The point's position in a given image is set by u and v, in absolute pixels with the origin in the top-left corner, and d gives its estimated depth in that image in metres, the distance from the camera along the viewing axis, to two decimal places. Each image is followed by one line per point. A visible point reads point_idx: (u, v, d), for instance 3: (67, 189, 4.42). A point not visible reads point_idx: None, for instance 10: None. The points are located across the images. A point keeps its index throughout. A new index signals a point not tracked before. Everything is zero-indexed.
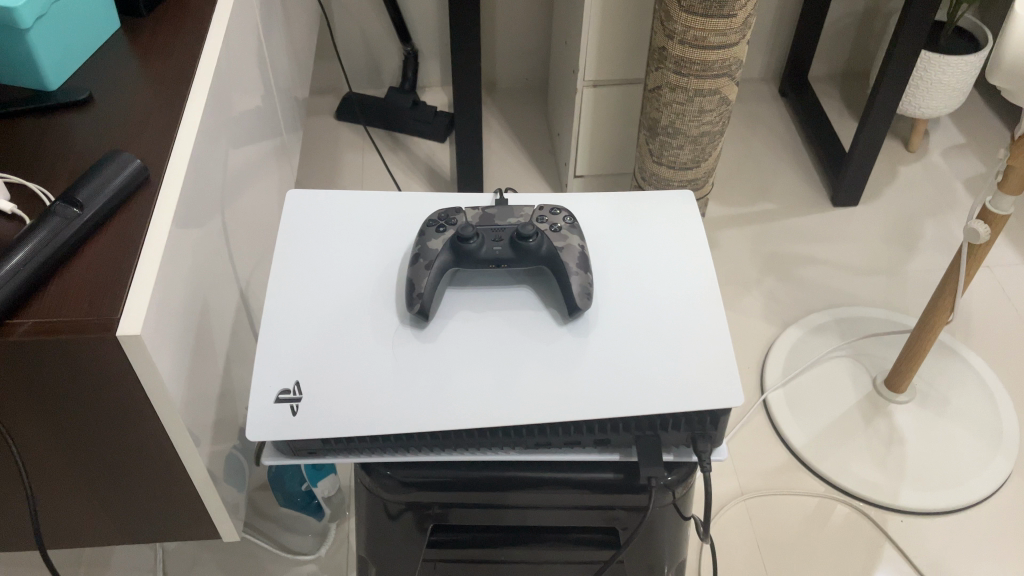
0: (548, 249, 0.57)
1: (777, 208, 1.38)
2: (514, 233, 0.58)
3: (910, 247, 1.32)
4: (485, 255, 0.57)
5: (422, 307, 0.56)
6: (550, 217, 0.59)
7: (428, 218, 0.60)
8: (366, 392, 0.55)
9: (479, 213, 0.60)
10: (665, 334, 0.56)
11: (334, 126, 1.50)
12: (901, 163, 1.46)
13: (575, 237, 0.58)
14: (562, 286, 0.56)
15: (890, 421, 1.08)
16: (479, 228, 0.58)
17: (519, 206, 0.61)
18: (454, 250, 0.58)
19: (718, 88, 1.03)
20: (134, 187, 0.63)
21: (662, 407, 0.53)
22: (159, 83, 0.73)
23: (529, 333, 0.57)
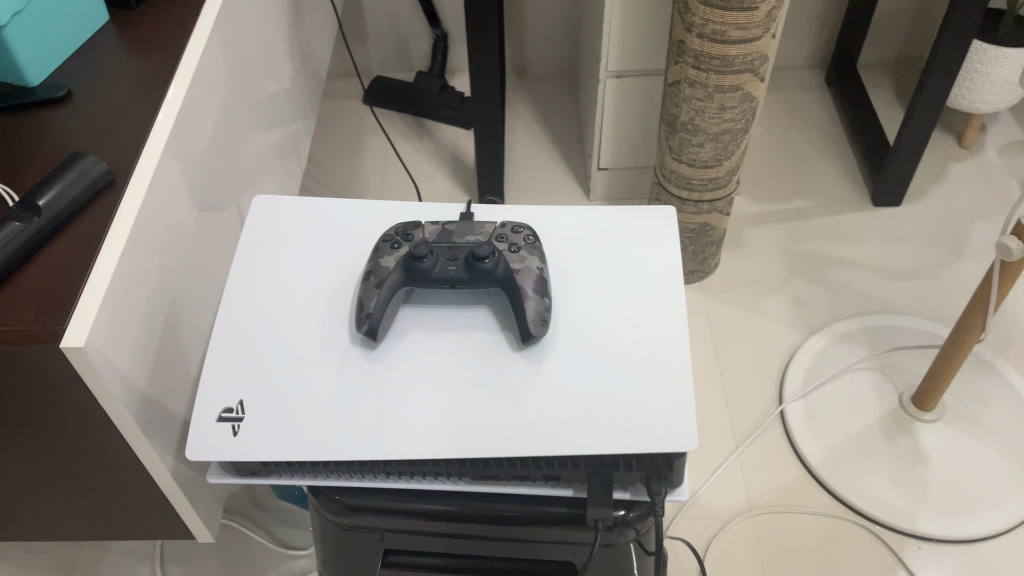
0: (504, 272, 0.54)
1: (813, 205, 1.31)
2: (469, 252, 0.54)
3: (955, 252, 1.24)
4: (438, 275, 0.54)
5: (370, 328, 0.54)
6: (511, 236, 0.56)
7: (385, 234, 0.57)
8: (307, 415, 0.53)
9: (437, 229, 0.57)
10: (624, 364, 0.53)
11: (360, 110, 1.48)
12: (953, 160, 1.37)
13: (534, 259, 0.55)
14: (517, 310, 0.53)
15: (915, 440, 1.02)
16: (434, 246, 0.55)
17: (483, 221, 0.58)
18: (407, 269, 0.55)
19: (740, 85, 0.97)
20: (98, 191, 0.63)
21: (610, 447, 0.49)
22: (141, 81, 0.72)
23: (482, 359, 0.54)
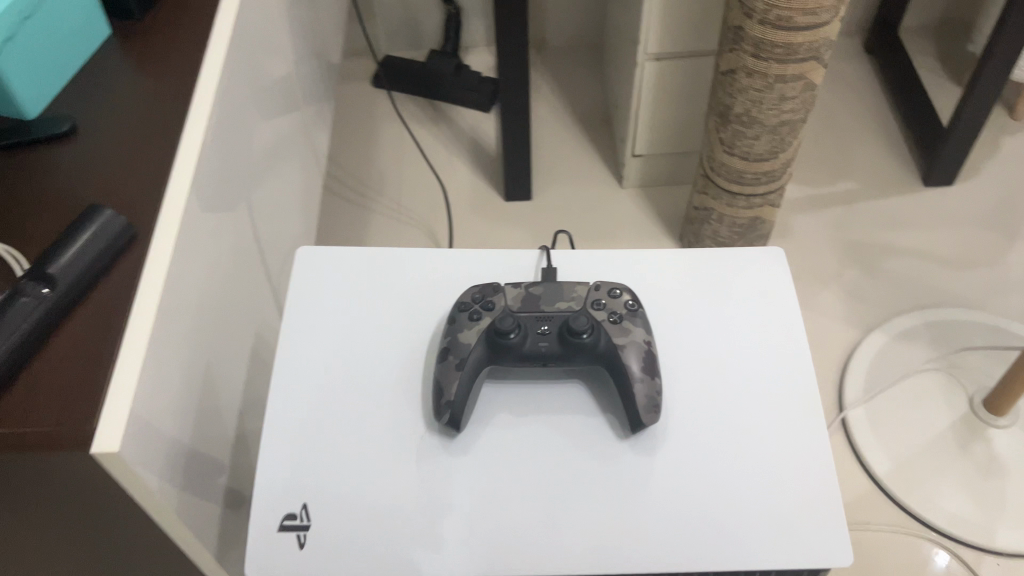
0: (606, 347, 0.46)
1: (860, 187, 1.23)
2: (565, 325, 0.47)
3: (1014, 235, 1.17)
4: (528, 351, 0.47)
5: (452, 418, 0.46)
6: (609, 301, 0.48)
7: (460, 299, 0.50)
8: (387, 520, 0.46)
9: (521, 294, 0.49)
10: (754, 455, 0.46)
11: (371, 93, 1.38)
12: (1005, 133, 1.29)
13: (638, 330, 0.47)
14: (624, 394, 0.46)
15: (988, 447, 0.96)
16: (521, 317, 0.48)
17: (571, 282, 0.50)
18: (491, 345, 0.47)
19: (803, 74, 0.88)
20: (118, 249, 0.54)
21: (753, 563, 0.42)
22: (154, 109, 0.63)
23: (583, 450, 0.47)
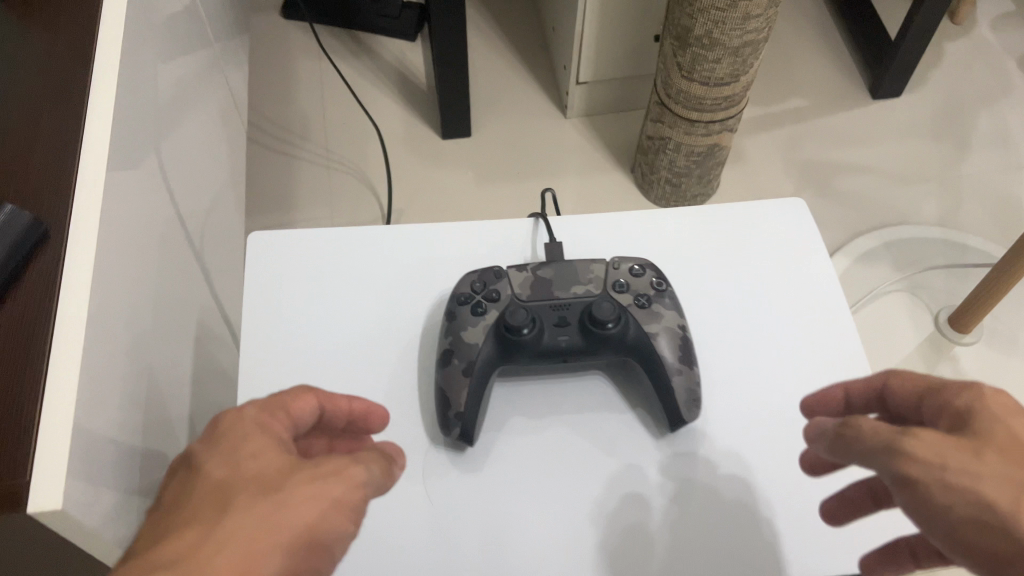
0: (636, 336, 0.41)
1: (809, 104, 1.19)
2: (587, 314, 0.41)
3: (963, 145, 1.15)
4: (547, 347, 0.41)
5: (462, 432, 0.39)
6: (632, 282, 0.42)
7: (456, 290, 0.43)
8: (410, 552, 0.40)
9: (528, 280, 0.43)
10: (803, 445, 0.43)
11: (282, 27, 1.25)
12: (947, 40, 1.27)
13: (669, 313, 0.42)
14: (660, 388, 0.40)
15: (958, 365, 0.95)
16: (534, 307, 0.41)
17: (582, 262, 0.44)
18: (502, 343, 0.41)
19: None
20: (27, 253, 0.44)
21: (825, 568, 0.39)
22: (48, 70, 0.52)
23: (613, 455, 0.42)
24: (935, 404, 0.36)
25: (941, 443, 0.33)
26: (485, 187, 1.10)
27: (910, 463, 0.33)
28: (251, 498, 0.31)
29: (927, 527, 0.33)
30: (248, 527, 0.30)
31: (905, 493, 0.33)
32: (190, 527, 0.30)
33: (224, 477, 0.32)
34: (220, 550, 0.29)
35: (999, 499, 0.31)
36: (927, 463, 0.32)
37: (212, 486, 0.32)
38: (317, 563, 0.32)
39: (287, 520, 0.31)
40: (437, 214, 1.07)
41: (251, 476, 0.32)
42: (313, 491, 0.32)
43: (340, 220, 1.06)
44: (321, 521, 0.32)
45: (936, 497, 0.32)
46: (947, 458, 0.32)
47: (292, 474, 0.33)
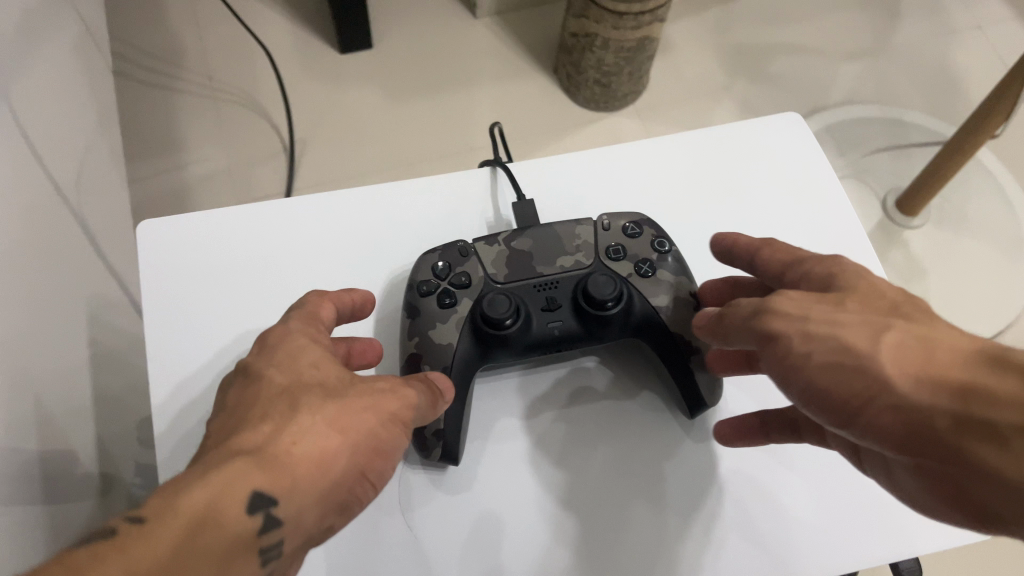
0: (641, 311, 0.38)
1: None
2: (581, 294, 0.38)
3: (894, 13, 1.10)
4: (538, 336, 0.38)
5: (446, 449, 0.36)
6: (626, 249, 0.39)
7: (419, 275, 0.39)
8: None
9: (505, 257, 0.39)
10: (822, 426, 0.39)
11: None
12: None
13: (671, 279, 0.39)
14: (669, 365, 0.38)
15: (906, 251, 0.93)
16: (517, 291, 0.38)
17: (562, 227, 0.40)
18: (485, 338, 0.37)
19: None
20: None
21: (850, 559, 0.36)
22: None
23: (620, 454, 0.39)
24: (798, 271, 0.32)
25: (812, 299, 0.29)
26: (395, 105, 0.99)
27: (777, 319, 0.29)
28: (320, 400, 0.28)
29: (787, 386, 0.29)
30: (325, 423, 0.27)
31: (767, 351, 0.29)
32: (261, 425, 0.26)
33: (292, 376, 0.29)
34: (298, 444, 0.26)
35: (864, 342, 0.27)
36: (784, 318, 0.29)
37: (277, 390, 0.28)
38: (387, 469, 0.29)
39: (358, 422, 0.28)
40: (348, 141, 0.96)
41: (316, 381, 0.29)
42: (383, 396, 0.29)
43: (237, 159, 0.94)
44: (383, 430, 0.29)
45: (794, 351, 0.28)
46: (814, 308, 0.29)
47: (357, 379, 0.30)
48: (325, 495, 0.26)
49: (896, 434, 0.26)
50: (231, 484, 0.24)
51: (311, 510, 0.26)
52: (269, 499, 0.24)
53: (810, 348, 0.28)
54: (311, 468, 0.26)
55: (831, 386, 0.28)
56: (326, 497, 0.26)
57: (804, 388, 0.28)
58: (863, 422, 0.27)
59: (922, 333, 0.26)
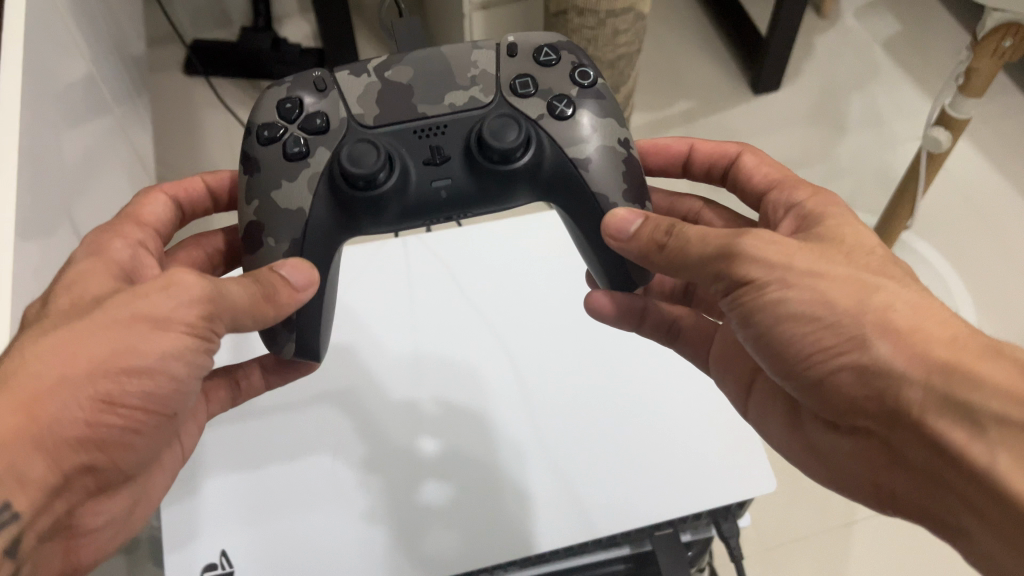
0: (553, 158, 0.54)
1: (695, 105, 1.27)
2: (474, 149, 0.53)
3: (839, 127, 1.25)
4: (433, 186, 0.54)
5: (299, 340, 0.54)
6: (524, 90, 0.55)
7: (309, 121, 0.53)
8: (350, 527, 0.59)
9: (403, 109, 0.54)
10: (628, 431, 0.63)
11: (184, 84, 1.28)
12: (818, 33, 1.36)
13: (583, 108, 0.55)
14: (573, 192, 0.55)
15: None
16: (398, 151, 0.53)
17: (459, 72, 0.55)
18: (361, 199, 0.52)
19: (632, 7, 0.91)
20: None
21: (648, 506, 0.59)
22: None
23: (471, 449, 0.62)
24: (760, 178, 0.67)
25: (789, 252, 0.46)
26: None
27: (754, 270, 0.46)
28: (24, 365, 0.42)
29: (759, 322, 0.47)
30: (40, 373, 0.42)
31: (748, 292, 0.47)
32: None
33: (50, 332, 0.44)
34: (2, 396, 0.41)
35: (839, 298, 0.44)
36: (763, 266, 0.46)
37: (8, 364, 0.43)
38: (119, 388, 0.44)
39: (72, 363, 0.43)
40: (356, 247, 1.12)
41: (36, 343, 0.44)
42: (133, 312, 0.45)
43: None
44: (109, 367, 0.44)
45: (772, 295, 0.46)
46: (792, 262, 0.46)
47: (106, 306, 0.45)
48: (41, 437, 0.42)
49: (856, 382, 0.44)
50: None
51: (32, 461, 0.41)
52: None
53: (784, 295, 0.46)
54: (18, 415, 0.41)
55: (805, 340, 0.46)
56: (52, 435, 0.42)
57: (771, 321, 0.47)
58: (831, 373, 0.45)
59: (907, 301, 0.44)
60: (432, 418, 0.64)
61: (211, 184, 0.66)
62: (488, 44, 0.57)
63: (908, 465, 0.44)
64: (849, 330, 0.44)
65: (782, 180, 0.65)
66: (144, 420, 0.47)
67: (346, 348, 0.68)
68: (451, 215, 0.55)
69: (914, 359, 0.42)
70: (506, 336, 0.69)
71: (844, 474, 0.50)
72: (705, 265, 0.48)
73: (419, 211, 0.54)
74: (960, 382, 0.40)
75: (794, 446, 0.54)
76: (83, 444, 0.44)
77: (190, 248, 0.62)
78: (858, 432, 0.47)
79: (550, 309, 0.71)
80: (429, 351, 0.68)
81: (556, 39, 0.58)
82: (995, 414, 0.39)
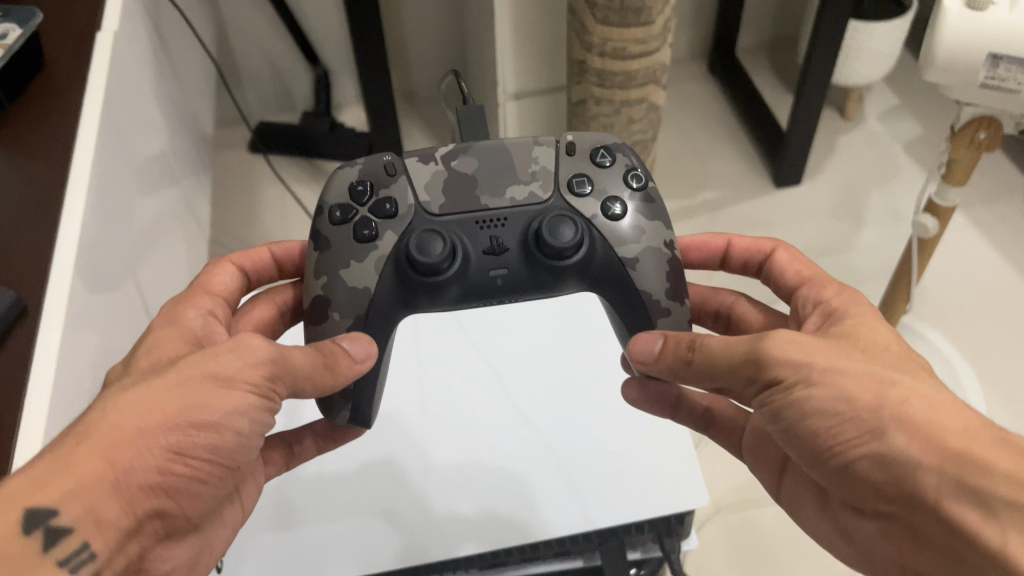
0: (604, 255, 0.59)
1: (719, 195, 1.34)
2: (530, 244, 0.58)
3: (857, 222, 1.30)
4: (489, 277, 0.58)
5: (354, 409, 0.58)
6: (581, 190, 0.59)
7: (381, 204, 0.59)
8: (368, 550, 0.68)
9: (467, 203, 0.59)
10: (606, 472, 0.72)
11: (249, 160, 1.42)
12: (840, 133, 1.43)
13: (631, 205, 0.60)
14: (620, 289, 0.59)
15: None
16: (462, 241, 0.58)
17: (521, 168, 0.60)
18: (425, 285, 0.57)
19: (644, 97, 1.02)
20: (10, 325, 0.59)
21: (608, 512, 0.69)
22: (32, 191, 0.68)
23: (497, 522, 0.69)
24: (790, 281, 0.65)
25: (810, 350, 0.49)
26: None
27: (780, 369, 0.49)
28: (100, 417, 0.46)
29: (785, 416, 0.50)
30: (119, 424, 0.46)
31: (778, 391, 0.49)
32: (70, 434, 0.45)
33: (126, 387, 0.48)
34: (78, 444, 0.45)
35: (858, 396, 0.47)
36: (790, 367, 0.49)
37: (80, 419, 0.46)
38: (189, 442, 0.48)
39: (149, 417, 0.47)
40: None
41: (113, 400, 0.47)
42: (205, 371, 0.49)
43: None
44: (176, 425, 0.47)
45: (797, 394, 0.49)
46: (812, 358, 0.49)
47: (177, 366, 0.49)
48: (115, 483, 0.45)
49: (874, 468, 0.46)
50: (14, 508, 0.42)
51: (107, 503, 0.45)
52: (49, 510, 0.43)
53: (806, 393, 0.48)
54: (97, 461, 0.45)
55: (826, 433, 0.48)
56: (127, 480, 0.45)
57: (796, 418, 0.49)
58: (852, 463, 0.47)
59: (925, 396, 0.46)
60: (462, 497, 0.71)
61: (277, 254, 0.72)
62: (548, 141, 0.62)
63: (928, 550, 0.45)
64: (869, 423, 0.46)
65: (808, 279, 0.63)
66: (210, 472, 0.50)
67: (386, 457, 0.74)
68: (503, 301, 0.60)
69: (931, 448, 0.43)
70: (539, 423, 0.76)
71: (876, 561, 0.50)
72: (738, 370, 0.51)
73: (477, 296, 0.58)
74: (971, 469, 0.42)
75: (830, 534, 0.54)
76: (155, 491, 0.47)
77: (263, 304, 0.69)
78: (880, 518, 0.48)
79: (571, 389, 0.79)
80: (465, 449, 0.74)
81: (612, 140, 0.63)
82: (1005, 497, 0.40)
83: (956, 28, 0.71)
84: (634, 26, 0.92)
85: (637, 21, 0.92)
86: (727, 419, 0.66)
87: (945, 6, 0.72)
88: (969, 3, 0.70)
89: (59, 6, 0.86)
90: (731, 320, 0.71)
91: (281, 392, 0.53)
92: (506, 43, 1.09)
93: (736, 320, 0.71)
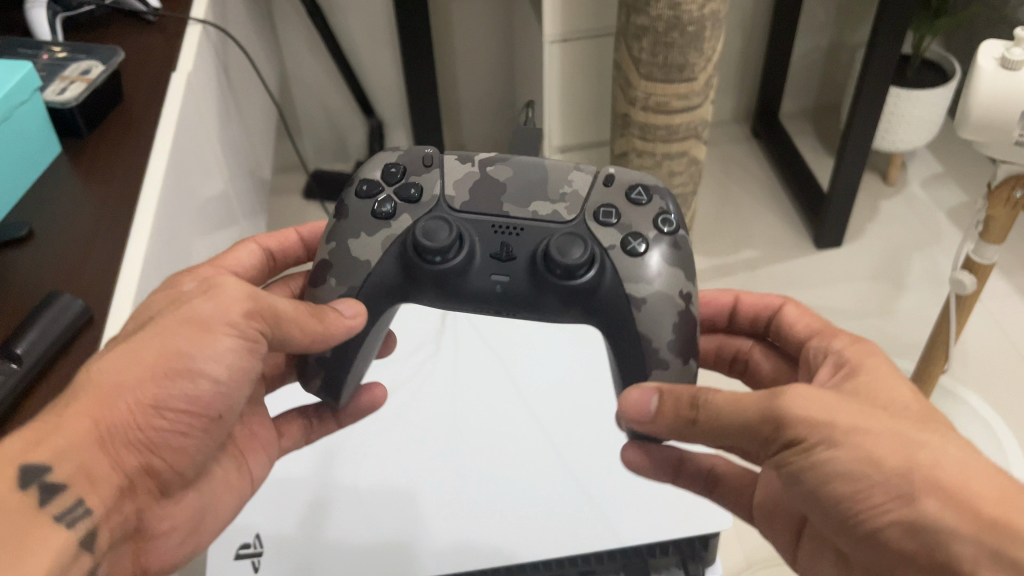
0: (611, 282, 0.59)
1: (759, 253, 1.36)
2: (535, 258, 0.60)
3: (898, 284, 1.30)
4: (481, 281, 0.60)
5: (324, 378, 0.61)
6: (604, 218, 0.61)
7: (410, 183, 0.63)
8: (353, 559, 0.69)
9: (490, 202, 0.62)
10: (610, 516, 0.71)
11: (303, 205, 1.47)
12: (883, 198, 1.44)
13: (655, 251, 0.60)
14: (622, 319, 0.59)
15: None
16: (472, 239, 0.61)
17: (552, 185, 0.62)
18: (425, 273, 0.60)
19: (686, 150, 1.06)
20: (76, 331, 0.62)
21: (626, 534, 0.70)
22: (103, 210, 0.73)
23: (474, 548, 0.69)
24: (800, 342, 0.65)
25: (834, 407, 0.49)
26: None
27: (796, 430, 0.49)
28: (89, 375, 0.49)
29: (815, 476, 0.49)
30: (104, 380, 0.49)
31: (796, 449, 0.49)
32: (64, 399, 0.48)
33: (111, 346, 0.52)
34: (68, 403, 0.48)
35: (886, 459, 0.47)
36: (813, 429, 0.49)
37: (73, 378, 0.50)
38: (168, 392, 0.51)
39: (131, 370, 0.50)
40: None
41: (99, 358, 0.50)
42: (181, 317, 0.52)
43: None
44: (158, 378, 0.50)
45: (818, 456, 0.48)
46: (836, 416, 0.49)
47: (160, 319, 0.52)
48: (98, 432, 0.48)
49: (902, 531, 0.46)
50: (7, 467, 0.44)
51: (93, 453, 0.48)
52: (41, 467, 0.45)
53: (831, 456, 0.48)
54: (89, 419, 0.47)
55: (851, 499, 0.47)
56: (111, 434, 0.48)
57: (818, 481, 0.49)
58: (880, 531, 0.47)
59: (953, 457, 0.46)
60: (456, 518, 0.71)
61: (303, 236, 0.75)
62: (589, 170, 0.64)
63: None
64: (897, 488, 0.46)
65: (821, 332, 0.63)
66: (190, 423, 0.53)
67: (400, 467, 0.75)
68: (500, 308, 0.62)
69: (963, 515, 0.44)
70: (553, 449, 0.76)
71: None
72: (749, 431, 0.51)
73: (472, 296, 0.61)
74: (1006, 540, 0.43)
75: None
76: (139, 447, 0.50)
77: (280, 287, 0.72)
78: None
79: (586, 424, 0.79)
80: (476, 466, 0.75)
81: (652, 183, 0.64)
82: None
83: (988, 88, 0.74)
84: (678, 82, 0.97)
85: (679, 75, 0.96)
86: (732, 482, 0.67)
87: (979, 66, 0.75)
88: (1003, 63, 0.74)
89: (139, 49, 0.93)
90: (749, 364, 0.74)
91: (263, 339, 0.55)
92: (553, 96, 1.14)
93: (753, 366, 0.74)
